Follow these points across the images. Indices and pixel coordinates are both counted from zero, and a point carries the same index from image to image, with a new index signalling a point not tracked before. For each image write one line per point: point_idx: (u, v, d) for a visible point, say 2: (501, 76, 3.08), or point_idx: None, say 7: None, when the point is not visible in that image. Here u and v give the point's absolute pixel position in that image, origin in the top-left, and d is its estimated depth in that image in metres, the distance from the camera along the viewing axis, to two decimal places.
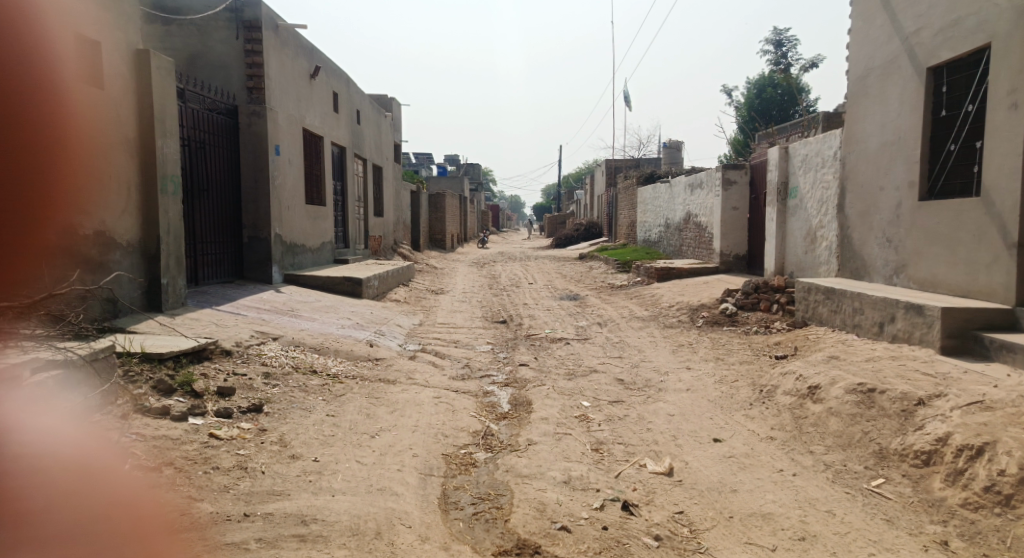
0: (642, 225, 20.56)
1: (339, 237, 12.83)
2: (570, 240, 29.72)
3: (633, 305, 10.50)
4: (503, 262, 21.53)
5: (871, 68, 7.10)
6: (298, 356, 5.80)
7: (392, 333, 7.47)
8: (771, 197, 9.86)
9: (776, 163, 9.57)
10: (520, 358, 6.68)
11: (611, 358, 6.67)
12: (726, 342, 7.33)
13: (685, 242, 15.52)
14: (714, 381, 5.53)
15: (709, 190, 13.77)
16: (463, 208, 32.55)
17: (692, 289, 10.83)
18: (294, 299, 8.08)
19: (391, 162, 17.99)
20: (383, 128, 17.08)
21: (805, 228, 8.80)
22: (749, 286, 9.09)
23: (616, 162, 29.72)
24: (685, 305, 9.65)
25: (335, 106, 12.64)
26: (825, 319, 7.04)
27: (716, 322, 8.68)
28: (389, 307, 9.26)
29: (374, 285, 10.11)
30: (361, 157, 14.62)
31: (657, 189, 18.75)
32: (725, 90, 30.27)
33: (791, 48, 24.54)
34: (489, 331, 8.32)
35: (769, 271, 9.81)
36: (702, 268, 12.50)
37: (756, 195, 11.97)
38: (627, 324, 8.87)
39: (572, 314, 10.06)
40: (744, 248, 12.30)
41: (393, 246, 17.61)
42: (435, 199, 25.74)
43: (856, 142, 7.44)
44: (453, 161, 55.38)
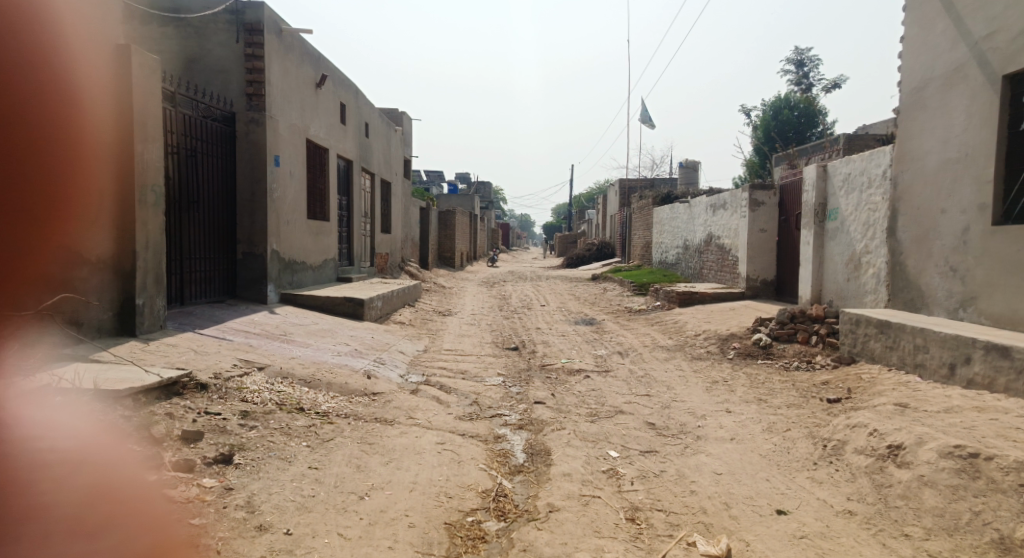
0: (658, 246, 19.83)
1: (343, 254, 12.20)
2: (581, 260, 29.01)
3: (655, 333, 9.75)
4: (514, 281, 20.88)
5: (929, 78, 6.43)
6: (285, 390, 5.09)
7: (392, 362, 6.76)
8: (806, 218, 9.14)
9: (813, 183, 8.87)
10: (535, 394, 5.95)
11: (638, 397, 5.94)
12: (764, 378, 6.58)
13: (706, 265, 14.78)
14: (762, 429, 4.77)
15: (733, 211, 13.05)
16: (473, 226, 31.95)
17: (718, 317, 10.07)
18: (289, 321, 7.40)
19: (400, 177, 17.44)
20: (393, 142, 16.52)
21: (847, 253, 8.06)
22: (785, 314, 8.34)
23: (630, 181, 29.11)
24: (712, 334, 8.90)
25: (342, 117, 12.06)
26: (878, 356, 6.28)
27: (749, 355, 7.94)
28: (392, 331, 8.56)
29: (377, 306, 9.43)
30: (368, 171, 14.04)
31: (675, 209, 18.07)
32: (743, 111, 29.60)
33: (814, 68, 23.87)
34: (500, 359, 7.60)
35: (804, 298, 9.05)
36: (726, 293, 11.75)
37: (785, 217, 11.23)
38: (651, 354, 8.13)
39: (590, 341, 9.32)
40: (771, 273, 11.56)
41: (400, 264, 16.99)
42: (444, 216, 25.13)
43: (909, 159, 6.74)
44: (464, 179, 55.09)
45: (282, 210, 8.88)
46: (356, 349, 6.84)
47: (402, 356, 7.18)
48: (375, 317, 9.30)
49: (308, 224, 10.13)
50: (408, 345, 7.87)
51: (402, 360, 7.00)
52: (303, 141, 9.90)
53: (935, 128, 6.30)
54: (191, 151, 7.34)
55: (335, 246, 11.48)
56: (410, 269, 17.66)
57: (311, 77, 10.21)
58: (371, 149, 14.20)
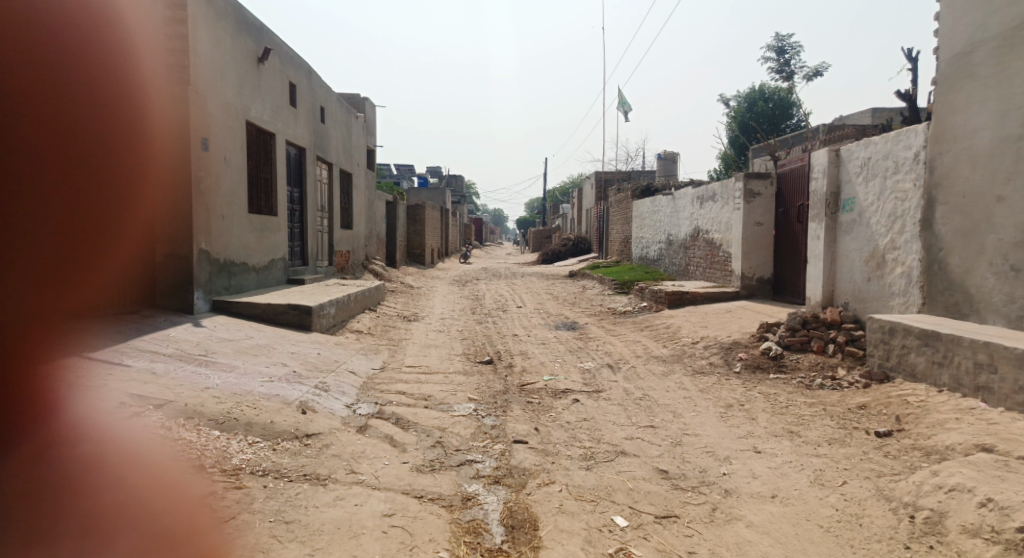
0: (638, 241, 18.88)
1: (295, 253, 10.90)
2: (557, 255, 28.00)
3: (646, 340, 8.67)
4: (487, 279, 19.73)
5: (978, 40, 5.45)
6: (184, 439, 3.84)
7: (338, 387, 5.53)
8: (814, 211, 8.13)
9: (824, 169, 7.85)
10: (515, 429, 4.80)
11: (641, 430, 4.83)
12: (788, 400, 5.52)
13: (692, 261, 13.79)
14: (811, 482, 3.68)
15: (724, 203, 12.02)
16: (444, 221, 30.76)
17: (715, 321, 9.03)
18: (215, 336, 6.14)
19: (363, 169, 16.10)
20: (354, 130, 15.19)
21: (868, 249, 7.06)
22: (796, 319, 7.32)
23: (607, 175, 28.15)
24: (713, 343, 7.83)
25: (291, 100, 10.73)
26: (922, 374, 5.28)
27: (759, 367, 6.89)
28: (344, 344, 7.32)
29: (329, 314, 8.18)
30: (323, 160, 12.67)
31: (656, 203, 17.07)
32: (721, 100, 28.73)
33: (795, 55, 23.00)
34: (473, 378, 6.43)
35: (813, 300, 8.06)
36: (720, 293, 10.73)
37: (784, 209, 10.21)
38: (645, 369, 7.03)
39: (573, 351, 8.20)
40: (768, 270, 10.57)
41: (363, 263, 15.68)
42: (413, 211, 23.81)
43: (948, 137, 5.75)
44: (435, 173, 53.71)
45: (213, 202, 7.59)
46: (294, 372, 5.61)
47: (353, 378, 5.96)
48: (326, 327, 8.04)
49: (251, 218, 8.84)
50: (361, 362, 6.64)
51: (353, 384, 5.78)
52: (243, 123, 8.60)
53: (987, 98, 5.34)
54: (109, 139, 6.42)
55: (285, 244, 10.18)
56: (375, 267, 16.37)
57: (250, 50, 8.85)
58: (327, 137, 12.85)
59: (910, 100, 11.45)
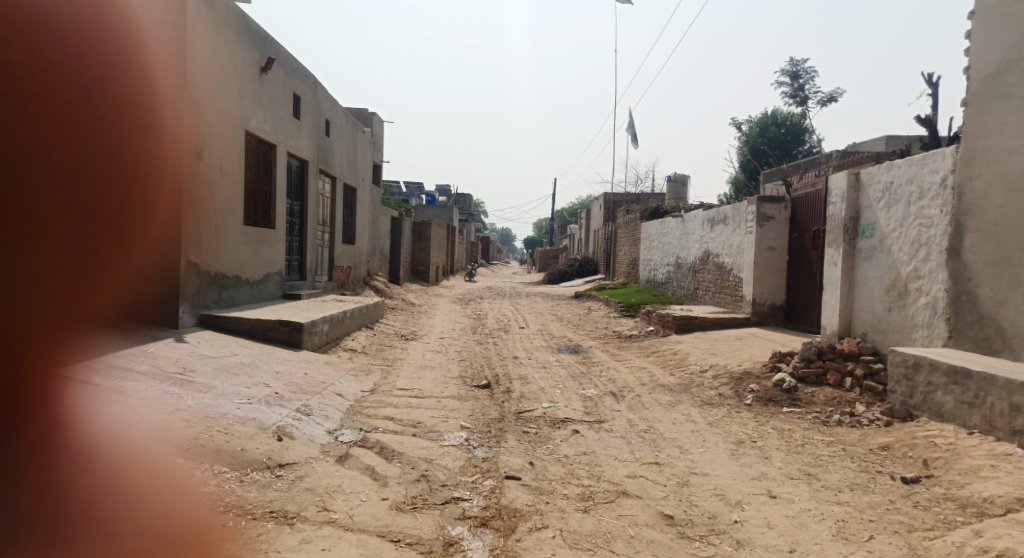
0: (646, 263, 18.54)
1: (293, 267, 10.63)
2: (563, 276, 27.66)
3: (652, 367, 8.30)
4: (491, 299, 19.40)
5: (1015, 59, 5.16)
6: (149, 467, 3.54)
7: (324, 411, 5.20)
8: (831, 236, 7.79)
9: (843, 193, 7.52)
10: (508, 463, 4.44)
11: (645, 467, 4.46)
12: (803, 437, 5.13)
13: (701, 285, 13.43)
14: (833, 536, 3.31)
15: (735, 226, 11.69)
16: (451, 239, 30.53)
17: (725, 348, 8.65)
18: (199, 352, 5.85)
19: (368, 183, 15.90)
20: (361, 144, 15.01)
21: (889, 278, 6.71)
22: (811, 350, 6.94)
23: (616, 196, 27.90)
24: (722, 372, 7.45)
25: (295, 111, 10.54)
26: (951, 413, 4.89)
27: (771, 400, 6.49)
28: (336, 364, 7.00)
29: (322, 331, 7.88)
30: (327, 173, 12.44)
31: (665, 225, 16.76)
32: (732, 124, 28.50)
33: (809, 81, 22.76)
34: (467, 404, 6.09)
35: (828, 329, 7.68)
36: (730, 319, 10.36)
37: (799, 233, 9.87)
38: (651, 398, 6.66)
39: (576, 377, 7.83)
40: (780, 297, 10.20)
41: (364, 279, 15.39)
42: (419, 227, 23.59)
43: (980, 161, 5.44)
44: (444, 191, 53.66)
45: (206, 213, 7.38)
46: (278, 393, 5.29)
47: (341, 402, 5.63)
48: (319, 345, 7.73)
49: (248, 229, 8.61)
50: (351, 384, 6.31)
51: (339, 407, 5.46)
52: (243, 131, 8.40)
53: None
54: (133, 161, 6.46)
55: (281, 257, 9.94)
56: (377, 284, 16.08)
57: (253, 59, 8.65)
58: (332, 150, 12.64)
59: (930, 125, 11.14)
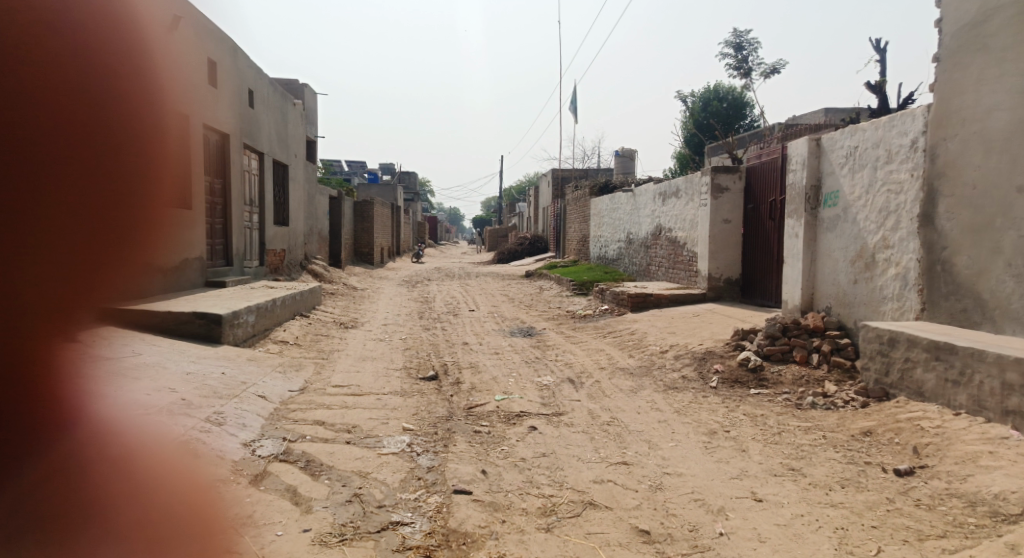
0: (596, 239, 18.11)
1: (216, 252, 9.71)
2: (513, 255, 27.11)
3: (609, 349, 7.82)
4: (439, 280, 18.69)
5: (994, 7, 4.79)
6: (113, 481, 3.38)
7: (240, 418, 4.50)
8: (791, 206, 7.43)
9: (803, 160, 7.13)
10: (457, 473, 3.85)
11: (611, 469, 3.94)
12: (778, 424, 4.72)
13: (654, 261, 13.07)
14: (834, 550, 2.86)
15: (688, 199, 11.30)
16: (396, 219, 29.51)
17: (684, 326, 8.25)
18: (91, 350, 5.02)
19: (301, 161, 14.87)
20: (291, 118, 13.96)
21: (854, 248, 6.36)
22: (776, 326, 6.57)
23: (563, 172, 27.40)
24: (684, 352, 7.02)
25: (211, 79, 9.52)
26: (933, 393, 4.54)
27: (738, 382, 6.08)
28: (261, 359, 6.24)
29: (247, 323, 7.07)
30: (252, 148, 11.42)
31: (615, 200, 16.33)
32: (677, 98, 28.24)
33: (753, 52, 22.56)
34: (410, 400, 5.45)
35: (791, 304, 7.33)
36: (686, 295, 9.99)
37: (754, 205, 9.52)
38: (611, 385, 6.16)
39: (529, 363, 7.28)
40: (736, 271, 9.88)
41: (301, 263, 14.45)
42: (361, 207, 22.58)
43: (955, 120, 5.09)
44: (388, 170, 52.15)
45: None
46: (186, 399, 4.56)
47: (261, 406, 4.91)
48: (242, 338, 6.93)
49: (163, 211, 7.78)
50: (275, 383, 5.57)
51: (259, 414, 4.74)
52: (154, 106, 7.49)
53: (1004, 75, 4.70)
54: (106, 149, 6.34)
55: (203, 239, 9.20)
56: (316, 268, 15.15)
57: (158, 21, 7.70)
58: (257, 123, 11.62)
59: (879, 92, 10.95)
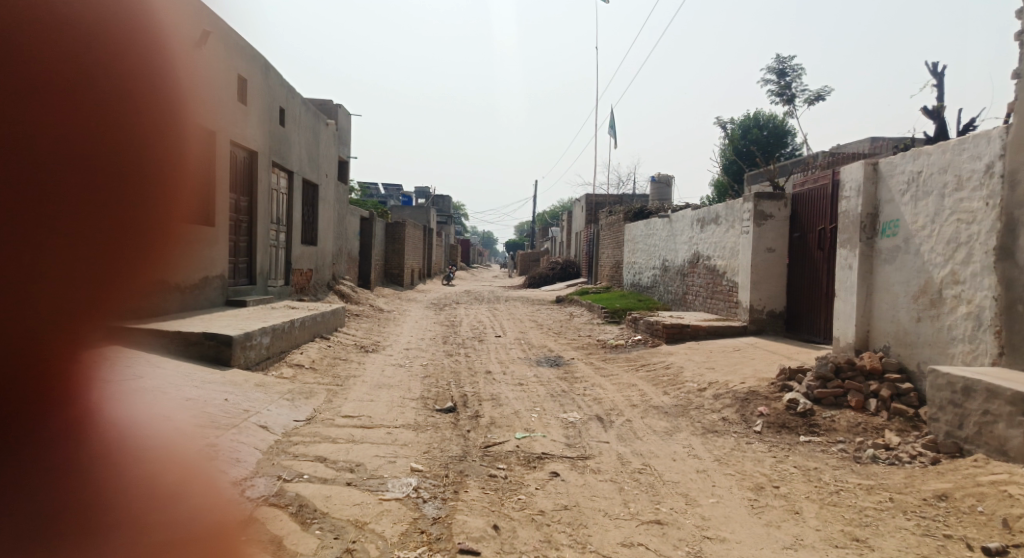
0: (630, 266, 17.57)
1: (240, 270, 9.54)
2: (544, 280, 26.65)
3: (642, 383, 7.29)
4: (468, 304, 18.32)
5: None
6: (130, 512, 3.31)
7: (238, 452, 4.16)
8: (843, 235, 6.86)
9: (859, 186, 6.57)
10: (466, 527, 3.39)
11: (642, 530, 3.45)
12: (835, 481, 4.15)
13: (691, 290, 12.48)
14: None
15: (728, 226, 10.74)
16: (427, 241, 29.39)
17: (723, 362, 7.67)
18: (90, 371, 4.73)
19: (331, 180, 14.76)
20: (323, 137, 13.87)
21: (917, 283, 5.77)
22: (827, 366, 5.99)
23: (598, 197, 26.98)
24: (724, 391, 6.46)
25: (240, 96, 9.40)
26: (1020, 454, 3.93)
27: (785, 427, 5.51)
28: (271, 384, 5.91)
29: (261, 345, 6.77)
30: (281, 167, 11.29)
31: (651, 226, 15.81)
32: (716, 124, 27.68)
33: (796, 78, 21.92)
34: (423, 436, 5.01)
35: (843, 342, 6.72)
36: (725, 327, 9.40)
37: (800, 234, 8.93)
38: (644, 426, 5.64)
39: (555, 397, 6.80)
40: (780, 303, 9.26)
41: (328, 283, 14.24)
42: (393, 229, 22.48)
43: None
44: (422, 193, 52.43)
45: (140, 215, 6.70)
46: (182, 430, 4.23)
47: (262, 438, 4.55)
48: (255, 360, 6.63)
49: (183, 229, 7.66)
50: (282, 412, 5.21)
51: (258, 448, 4.37)
52: (172, 125, 7.37)
53: None
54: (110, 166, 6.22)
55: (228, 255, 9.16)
56: (343, 288, 14.93)
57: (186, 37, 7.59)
58: (287, 141, 11.50)
59: (936, 117, 10.31)
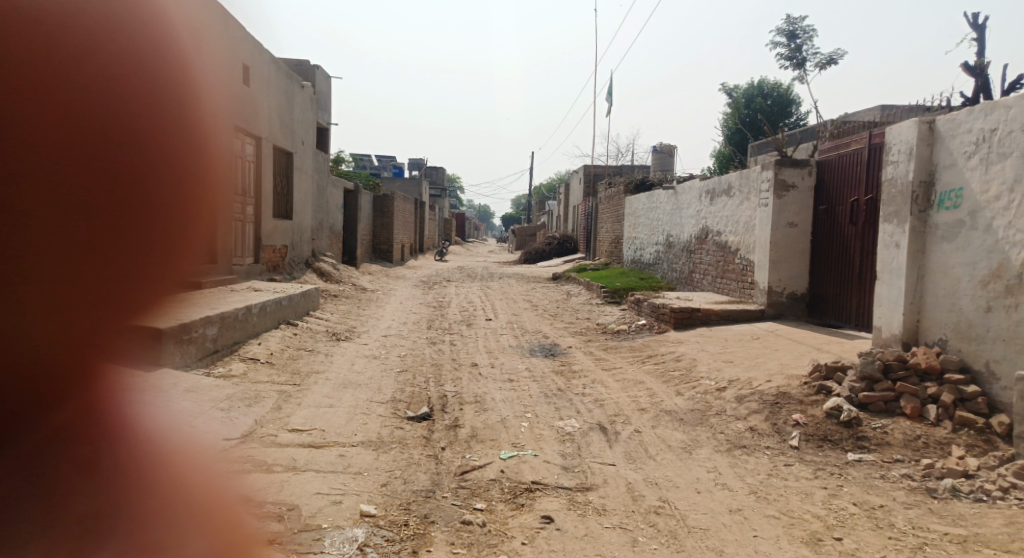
0: (631, 241, 16.54)
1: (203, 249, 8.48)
2: (540, 255, 25.63)
3: (650, 380, 6.32)
4: (460, 282, 17.30)
5: None
6: None
7: (174, 515, 3.24)
8: (888, 208, 5.83)
9: (909, 148, 5.52)
10: None
11: None
12: (912, 528, 3.18)
13: (698, 268, 11.47)
14: None
15: (742, 197, 9.67)
16: (419, 215, 28.25)
17: (743, 353, 6.69)
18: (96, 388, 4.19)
19: (309, 148, 13.63)
20: (297, 102, 12.71)
21: (986, 265, 4.78)
22: (875, 366, 5.00)
23: (596, 168, 25.83)
24: (748, 392, 5.49)
25: (205, 61, 8.41)
26: None
27: (827, 441, 4.55)
28: (208, 389, 4.91)
29: (204, 338, 5.77)
30: (249, 135, 10.27)
31: (653, 198, 14.74)
32: (720, 92, 26.34)
33: (808, 40, 20.55)
34: (385, 460, 4.06)
35: (886, 333, 5.74)
36: (740, 312, 8.40)
37: (827, 206, 7.90)
38: (655, 440, 4.68)
39: (549, 396, 5.84)
40: (801, 284, 8.27)
41: (306, 262, 13.20)
42: (380, 201, 21.36)
43: None
44: (416, 166, 51.06)
45: (112, 209, 6.00)
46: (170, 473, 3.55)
47: (189, 473, 3.61)
48: (197, 356, 5.64)
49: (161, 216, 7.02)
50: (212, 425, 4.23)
51: (184, 488, 3.47)
52: (140, 103, 6.57)
53: None
54: (79, 165, 5.50)
55: (197, 231, 8.20)
56: (324, 267, 13.91)
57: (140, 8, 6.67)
58: (254, 104, 10.37)
59: (979, 75, 9.20)
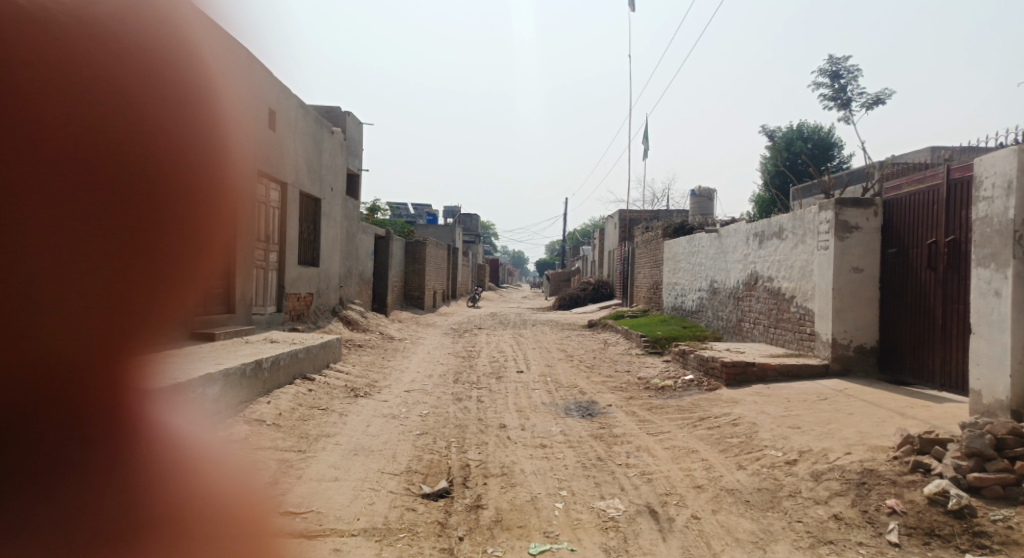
0: (671, 287, 15.73)
1: (216, 296, 7.91)
2: (575, 302, 24.89)
3: (704, 448, 5.49)
4: (492, 329, 16.64)
5: None
6: None
7: None
8: (982, 251, 5.01)
9: (1011, 183, 4.72)
10: None
11: None
12: None
13: (747, 316, 10.60)
14: None
15: (795, 241, 8.87)
16: (451, 261, 27.88)
17: (810, 417, 5.82)
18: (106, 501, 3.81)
19: (338, 194, 13.32)
20: (327, 147, 12.46)
21: None
22: (984, 441, 4.10)
23: (632, 213, 25.23)
24: (826, 467, 4.63)
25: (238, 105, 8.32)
26: None
27: (935, 537, 3.68)
28: (199, 471, 4.32)
29: (208, 397, 5.17)
30: (276, 179, 9.98)
31: (695, 242, 13.98)
32: (759, 134, 25.66)
33: (852, 79, 19.82)
34: None
35: (989, 397, 4.84)
36: (801, 367, 7.50)
37: (898, 249, 7.06)
38: (718, 531, 3.87)
39: (587, 468, 5.06)
40: (870, 336, 7.38)
41: (332, 310, 12.73)
42: (412, 247, 21.03)
43: None
44: (450, 213, 51.26)
45: (127, 253, 5.73)
46: None
47: None
48: (206, 420, 5.09)
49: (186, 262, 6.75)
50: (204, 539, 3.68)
51: None
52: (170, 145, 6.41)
53: None
54: (87, 205, 5.26)
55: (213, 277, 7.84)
56: (352, 315, 13.44)
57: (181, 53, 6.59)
58: (282, 150, 10.13)
59: None
